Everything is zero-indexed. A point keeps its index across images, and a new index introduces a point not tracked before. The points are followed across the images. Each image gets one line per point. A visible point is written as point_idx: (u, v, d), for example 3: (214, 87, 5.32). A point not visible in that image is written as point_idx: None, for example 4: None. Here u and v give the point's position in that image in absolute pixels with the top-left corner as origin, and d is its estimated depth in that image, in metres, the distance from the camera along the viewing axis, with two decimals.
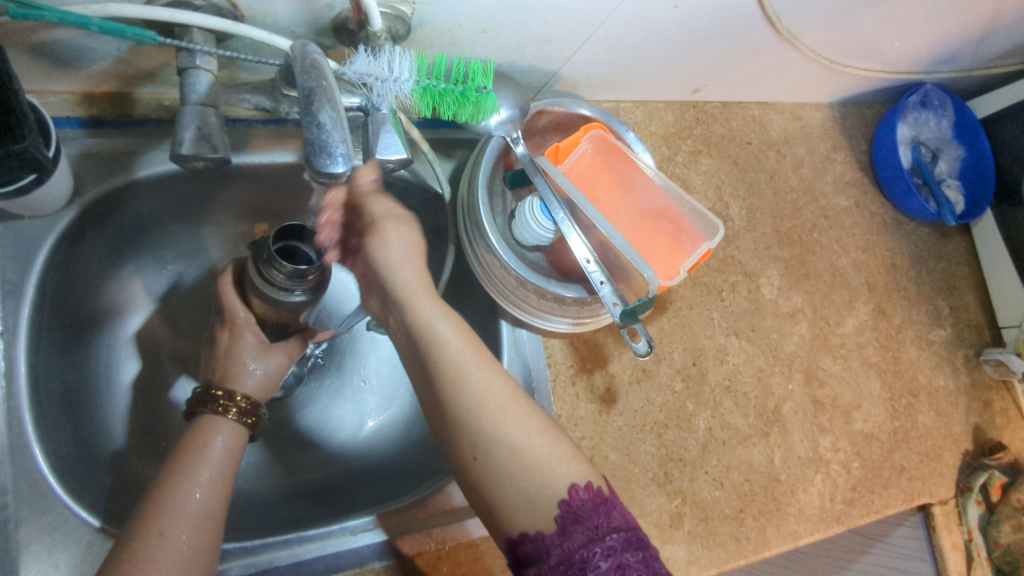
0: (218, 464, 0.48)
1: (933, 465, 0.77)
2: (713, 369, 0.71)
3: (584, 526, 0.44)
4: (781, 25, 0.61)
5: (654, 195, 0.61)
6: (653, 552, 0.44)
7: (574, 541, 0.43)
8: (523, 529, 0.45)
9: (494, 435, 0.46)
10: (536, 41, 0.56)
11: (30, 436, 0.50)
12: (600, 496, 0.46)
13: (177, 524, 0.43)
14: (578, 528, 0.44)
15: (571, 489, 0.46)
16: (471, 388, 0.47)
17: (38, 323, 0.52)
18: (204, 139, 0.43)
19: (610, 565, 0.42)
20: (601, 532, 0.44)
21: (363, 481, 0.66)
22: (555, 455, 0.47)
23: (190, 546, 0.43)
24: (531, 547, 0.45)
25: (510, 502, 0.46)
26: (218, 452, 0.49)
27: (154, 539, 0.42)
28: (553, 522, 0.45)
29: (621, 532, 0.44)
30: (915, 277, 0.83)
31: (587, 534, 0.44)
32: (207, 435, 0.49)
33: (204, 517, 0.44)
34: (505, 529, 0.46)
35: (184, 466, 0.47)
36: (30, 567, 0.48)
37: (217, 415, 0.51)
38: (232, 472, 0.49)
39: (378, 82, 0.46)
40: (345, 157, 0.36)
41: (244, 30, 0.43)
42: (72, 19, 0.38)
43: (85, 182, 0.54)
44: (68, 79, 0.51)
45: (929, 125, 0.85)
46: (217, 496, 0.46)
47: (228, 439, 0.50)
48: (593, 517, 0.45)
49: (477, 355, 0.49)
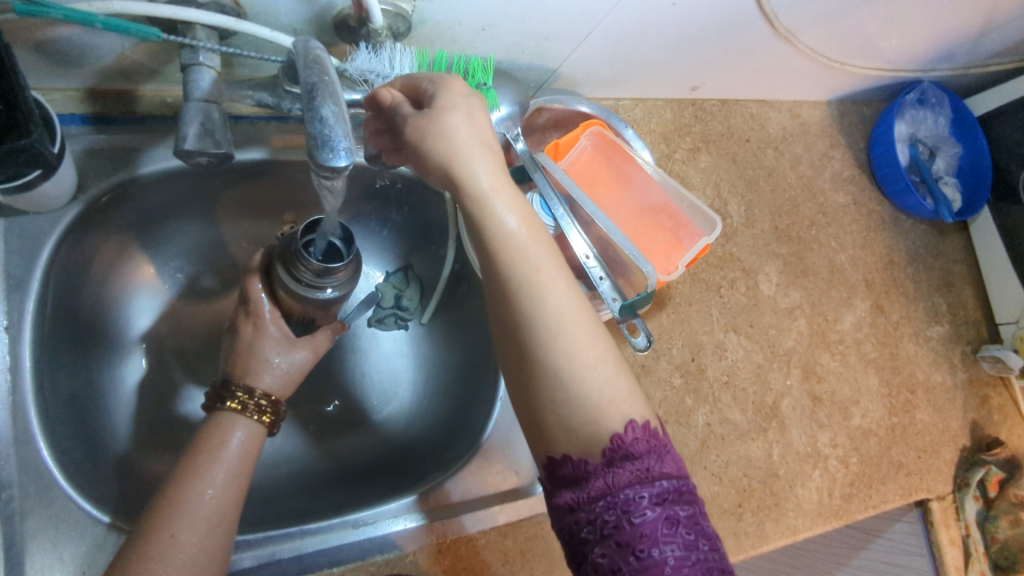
0: (233, 465, 0.48)
1: (930, 461, 0.78)
2: (711, 365, 0.71)
3: (634, 462, 0.41)
4: (778, 22, 0.61)
5: (653, 190, 0.63)
6: (699, 506, 0.42)
7: (619, 478, 0.41)
8: (566, 450, 0.43)
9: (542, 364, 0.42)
10: (536, 38, 0.56)
11: (35, 430, 0.51)
12: (654, 438, 0.43)
13: (189, 527, 0.43)
14: (626, 466, 0.41)
15: (627, 426, 0.42)
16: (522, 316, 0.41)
17: (42, 318, 0.53)
18: (208, 134, 0.44)
19: (657, 514, 0.39)
20: (652, 475, 0.41)
21: (369, 473, 0.66)
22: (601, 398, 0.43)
23: (201, 543, 0.43)
24: (571, 471, 0.42)
25: (552, 426, 0.43)
26: (232, 449, 0.48)
27: (166, 542, 0.42)
28: (601, 453, 0.42)
29: (672, 480, 0.41)
30: (913, 274, 0.84)
31: (635, 474, 0.41)
32: (221, 434, 0.49)
33: (217, 518, 0.45)
34: (547, 448, 0.44)
35: (197, 465, 0.46)
36: (35, 559, 0.49)
37: (235, 412, 0.50)
38: (246, 471, 0.48)
39: (379, 77, 0.48)
40: (347, 152, 0.37)
41: (248, 28, 0.44)
42: (77, 16, 0.39)
43: (89, 178, 0.54)
44: (72, 76, 0.52)
45: (927, 123, 0.85)
46: (231, 494, 0.46)
47: (243, 439, 0.49)
48: (646, 458, 0.42)
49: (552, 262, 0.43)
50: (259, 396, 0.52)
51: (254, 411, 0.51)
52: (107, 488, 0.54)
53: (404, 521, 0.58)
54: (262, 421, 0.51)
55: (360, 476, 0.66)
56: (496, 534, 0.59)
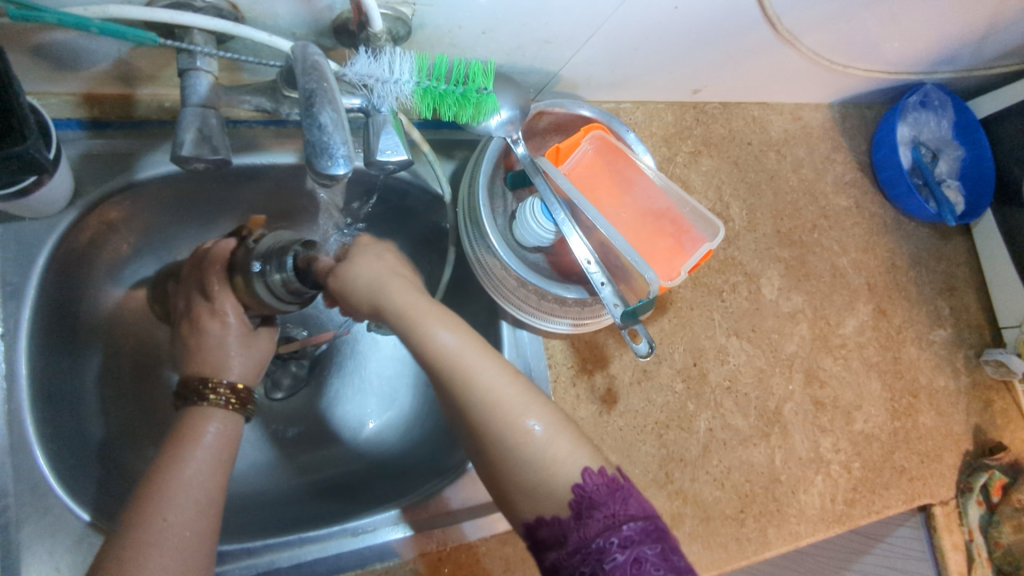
0: (215, 453, 0.48)
1: (934, 465, 0.77)
2: (713, 370, 0.71)
3: (600, 518, 0.43)
4: (781, 25, 0.61)
5: (655, 196, 0.61)
6: (671, 543, 0.43)
7: (590, 529, 0.43)
8: (538, 513, 0.45)
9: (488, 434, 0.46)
10: (537, 42, 0.55)
11: (31, 438, 0.50)
12: (615, 484, 0.45)
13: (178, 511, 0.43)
14: (595, 516, 0.43)
15: (585, 474, 0.45)
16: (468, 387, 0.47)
17: (38, 324, 0.52)
18: (205, 141, 0.43)
19: (626, 557, 0.41)
20: (618, 520, 0.43)
21: (370, 479, 0.66)
22: (556, 451, 0.46)
23: (192, 534, 0.43)
24: (548, 531, 0.45)
25: (515, 494, 0.46)
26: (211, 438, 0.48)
27: (158, 525, 0.42)
28: (569, 508, 0.44)
29: (639, 521, 0.43)
30: (915, 278, 0.83)
31: (603, 522, 0.43)
32: (197, 423, 0.49)
33: (206, 502, 0.45)
34: (520, 513, 0.46)
35: (178, 454, 0.46)
36: (31, 569, 0.49)
37: (210, 404, 0.50)
38: (229, 459, 0.48)
39: (378, 83, 0.46)
40: (346, 159, 0.36)
41: (245, 32, 0.43)
42: (72, 21, 0.38)
43: (85, 184, 0.54)
44: (67, 81, 0.51)
45: (929, 126, 0.85)
46: (216, 481, 0.46)
47: (221, 427, 0.49)
48: (610, 503, 0.44)
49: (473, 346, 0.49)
50: (233, 385, 0.52)
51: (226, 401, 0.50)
52: (104, 496, 0.53)
53: (402, 529, 0.58)
54: (232, 407, 0.51)
55: (361, 483, 0.65)
56: (497, 541, 0.59)
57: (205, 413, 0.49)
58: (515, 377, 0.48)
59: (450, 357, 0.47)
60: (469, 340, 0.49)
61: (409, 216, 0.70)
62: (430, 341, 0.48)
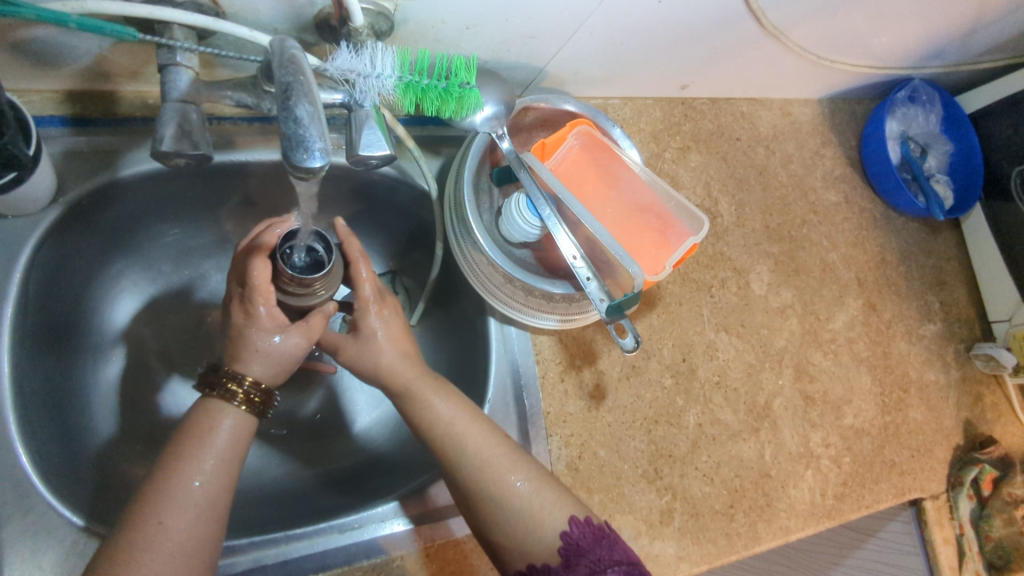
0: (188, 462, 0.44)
1: (924, 459, 0.78)
2: (702, 365, 0.71)
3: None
4: (766, 20, 0.61)
5: (640, 190, 0.61)
6: None
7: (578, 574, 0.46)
8: (531, 561, 0.48)
9: (489, 489, 0.49)
10: (521, 37, 0.55)
11: (14, 436, 0.50)
12: (601, 531, 0.49)
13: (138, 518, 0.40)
14: (582, 561, 0.47)
15: (571, 522, 0.49)
16: (459, 443, 0.50)
17: (21, 322, 0.52)
18: (185, 136, 0.43)
19: None
20: (603, 566, 0.47)
21: (359, 476, 0.65)
22: (521, 486, 0.50)
23: None
24: None
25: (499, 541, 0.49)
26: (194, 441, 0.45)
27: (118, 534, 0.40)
28: (557, 556, 0.48)
29: (622, 566, 0.47)
30: (905, 273, 0.83)
31: (589, 567, 0.47)
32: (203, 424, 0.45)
33: (204, 507, 0.42)
34: (502, 546, 0.49)
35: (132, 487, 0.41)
36: (14, 567, 0.49)
37: (222, 401, 0.46)
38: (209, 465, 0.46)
39: (360, 78, 0.46)
40: (323, 152, 0.37)
41: (226, 27, 0.43)
42: (50, 16, 0.38)
43: (68, 181, 0.54)
44: (50, 76, 0.51)
45: (918, 120, 0.85)
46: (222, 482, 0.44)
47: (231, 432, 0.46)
48: (595, 550, 0.48)
49: (466, 419, 0.52)
50: (249, 384, 0.47)
51: (245, 399, 0.46)
52: (88, 496, 0.53)
53: (392, 525, 0.58)
54: (249, 407, 0.47)
55: (348, 479, 0.65)
56: None
57: (217, 414, 0.46)
58: (500, 440, 0.52)
59: (443, 427, 0.51)
60: (458, 404, 0.52)
61: (396, 214, 0.70)
62: (424, 403, 0.52)
